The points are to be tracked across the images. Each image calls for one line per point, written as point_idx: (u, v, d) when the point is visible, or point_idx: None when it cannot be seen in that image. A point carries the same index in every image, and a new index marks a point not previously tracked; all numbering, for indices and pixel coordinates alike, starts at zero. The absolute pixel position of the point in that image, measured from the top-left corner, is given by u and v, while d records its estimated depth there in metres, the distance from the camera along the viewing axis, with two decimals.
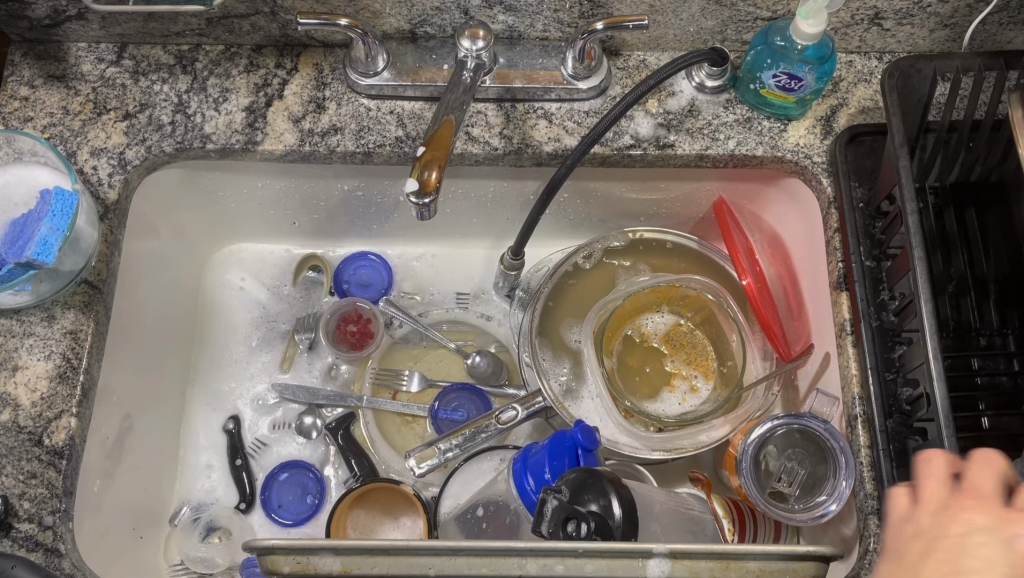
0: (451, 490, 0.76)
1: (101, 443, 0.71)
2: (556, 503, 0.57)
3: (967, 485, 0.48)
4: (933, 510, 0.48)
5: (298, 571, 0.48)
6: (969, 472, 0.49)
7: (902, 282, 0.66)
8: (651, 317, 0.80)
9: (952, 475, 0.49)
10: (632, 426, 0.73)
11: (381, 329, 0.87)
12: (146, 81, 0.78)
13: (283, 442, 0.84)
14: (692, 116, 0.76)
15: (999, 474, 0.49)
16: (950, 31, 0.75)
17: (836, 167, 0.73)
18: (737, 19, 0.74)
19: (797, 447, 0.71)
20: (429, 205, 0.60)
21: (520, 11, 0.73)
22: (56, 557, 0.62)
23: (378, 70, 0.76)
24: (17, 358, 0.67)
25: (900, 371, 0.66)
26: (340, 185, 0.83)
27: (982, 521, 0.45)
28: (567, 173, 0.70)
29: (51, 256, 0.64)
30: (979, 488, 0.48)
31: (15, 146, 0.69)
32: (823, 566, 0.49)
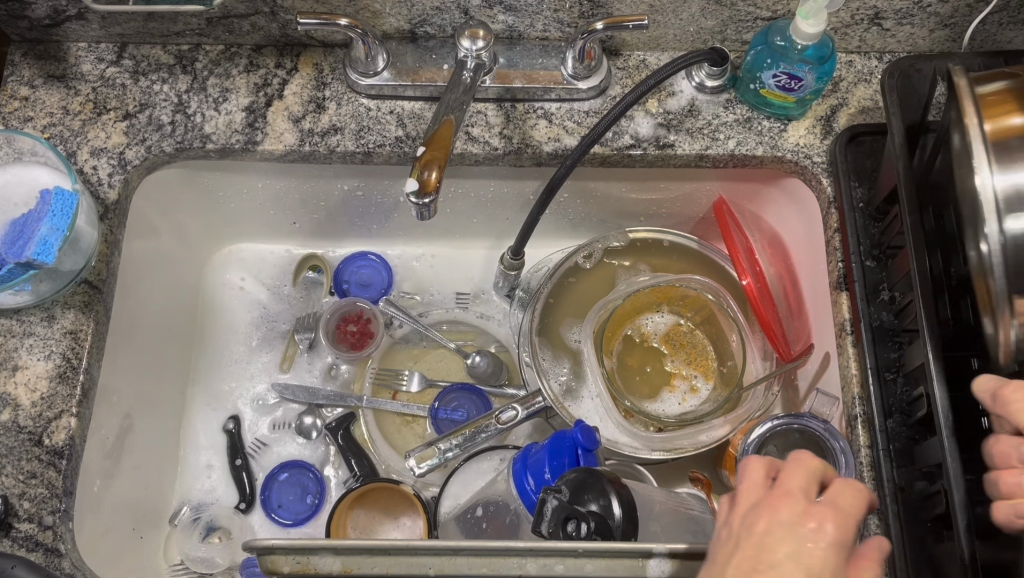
0: (451, 490, 0.76)
1: (101, 443, 0.71)
2: (556, 503, 0.57)
3: (776, 484, 0.48)
4: (746, 510, 0.47)
5: (298, 571, 0.48)
6: (783, 473, 0.49)
7: (901, 282, 0.66)
8: (651, 317, 0.80)
9: (769, 478, 0.49)
10: (632, 425, 0.73)
11: (381, 329, 0.87)
12: (146, 81, 0.77)
13: (283, 443, 0.84)
14: (692, 116, 0.76)
15: (809, 472, 0.49)
16: (949, 31, 0.75)
17: (836, 167, 0.73)
18: (737, 19, 0.74)
19: (797, 447, 0.70)
20: (429, 205, 0.60)
21: (520, 11, 0.73)
22: (56, 557, 0.62)
23: (378, 70, 0.76)
24: (17, 358, 0.67)
25: (900, 371, 0.66)
26: (339, 184, 0.83)
27: (783, 516, 0.46)
28: (567, 172, 0.70)
29: (51, 256, 0.64)
30: (788, 485, 0.48)
31: (15, 146, 0.69)
32: None
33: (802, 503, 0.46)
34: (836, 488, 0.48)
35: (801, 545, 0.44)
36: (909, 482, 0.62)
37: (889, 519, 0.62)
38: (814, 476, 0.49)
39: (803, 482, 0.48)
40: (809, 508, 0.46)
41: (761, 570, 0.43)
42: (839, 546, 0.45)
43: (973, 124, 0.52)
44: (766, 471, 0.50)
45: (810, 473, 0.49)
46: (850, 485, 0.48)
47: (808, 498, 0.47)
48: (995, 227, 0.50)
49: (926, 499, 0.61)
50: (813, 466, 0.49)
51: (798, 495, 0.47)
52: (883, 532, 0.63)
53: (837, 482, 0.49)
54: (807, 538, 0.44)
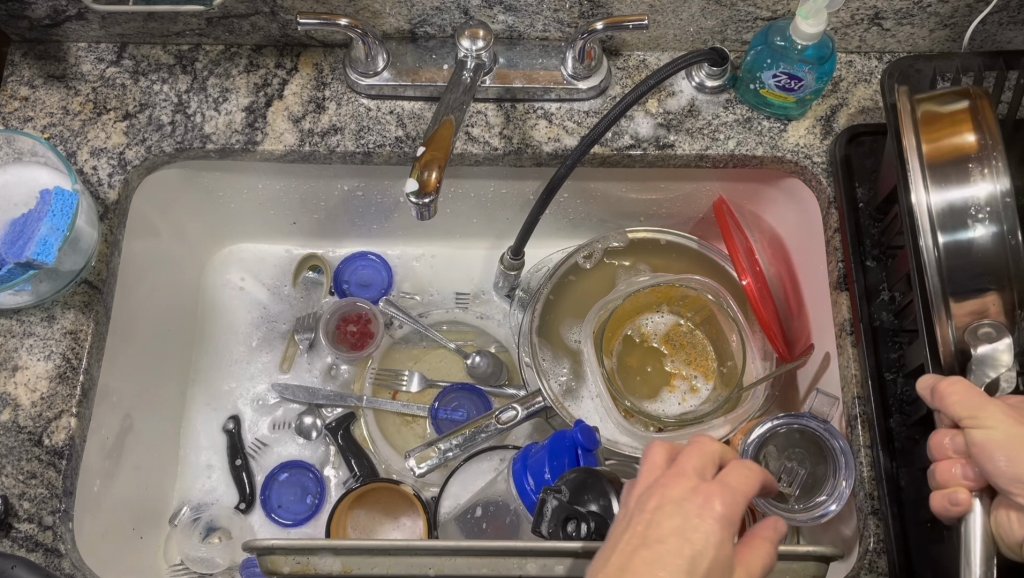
0: (451, 490, 0.75)
1: (101, 443, 0.71)
2: (556, 503, 0.57)
3: (673, 465, 0.48)
4: (641, 491, 0.47)
5: (298, 571, 0.49)
6: (682, 455, 0.49)
7: (902, 282, 0.66)
8: (651, 317, 0.80)
9: (668, 462, 0.49)
10: (632, 426, 0.73)
11: (380, 329, 0.87)
12: (146, 81, 0.78)
13: (283, 443, 0.84)
14: (692, 116, 0.76)
15: (705, 455, 0.49)
16: (949, 31, 0.75)
17: (837, 167, 0.73)
18: (737, 19, 0.74)
19: (796, 447, 0.71)
20: (429, 205, 0.60)
21: (520, 11, 0.73)
22: (56, 557, 0.62)
23: (378, 70, 0.76)
24: (17, 358, 0.67)
25: (901, 371, 0.66)
26: (339, 185, 0.83)
27: (675, 494, 0.46)
28: (566, 173, 0.70)
29: (51, 256, 0.64)
30: (683, 467, 0.48)
31: (15, 146, 0.69)
32: (822, 566, 0.50)
33: (696, 483, 0.47)
34: (730, 469, 0.48)
35: (690, 520, 0.44)
36: (909, 484, 0.62)
37: (889, 519, 0.62)
38: (711, 460, 0.49)
39: (698, 463, 0.48)
40: (699, 486, 0.46)
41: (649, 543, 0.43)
42: (730, 522, 0.45)
43: (913, 147, 0.58)
44: (667, 455, 0.50)
45: (706, 457, 0.49)
46: (745, 464, 0.48)
47: (701, 478, 0.47)
48: (931, 239, 0.56)
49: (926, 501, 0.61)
50: (710, 451, 0.49)
51: (692, 475, 0.47)
52: (883, 532, 0.63)
53: (731, 465, 0.49)
54: (697, 513, 0.44)
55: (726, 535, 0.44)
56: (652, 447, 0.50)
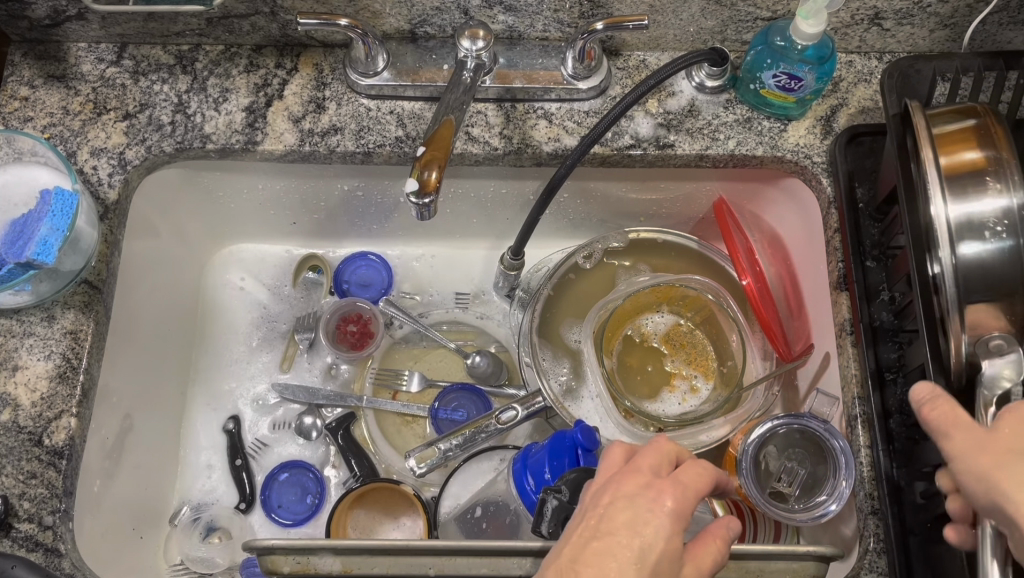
0: (451, 490, 0.76)
1: (101, 444, 0.71)
2: (557, 503, 0.57)
3: (629, 463, 0.51)
4: (597, 486, 0.51)
5: (298, 571, 0.49)
6: (638, 454, 0.52)
7: (902, 282, 0.66)
8: (651, 317, 0.80)
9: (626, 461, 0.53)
10: (632, 425, 0.73)
11: (380, 329, 0.87)
12: (146, 81, 0.78)
13: (284, 443, 0.84)
14: (692, 116, 0.76)
15: (662, 453, 0.52)
16: (949, 31, 0.75)
17: (836, 167, 0.73)
18: (737, 19, 0.74)
19: (797, 447, 0.71)
20: (429, 205, 0.60)
21: (520, 11, 0.73)
22: (56, 557, 0.62)
23: (378, 70, 0.76)
24: (17, 358, 0.67)
25: (901, 371, 0.66)
26: (339, 185, 0.83)
27: (628, 489, 0.49)
28: (566, 173, 0.70)
29: (51, 256, 0.64)
30: (638, 464, 0.51)
31: (15, 146, 0.69)
32: (823, 566, 0.50)
33: (649, 479, 0.50)
34: (684, 467, 0.51)
35: (640, 513, 0.47)
36: (910, 484, 0.62)
37: (889, 519, 0.62)
38: (667, 459, 0.52)
39: (653, 461, 0.51)
40: (652, 483, 0.49)
41: (601, 536, 0.46)
42: (680, 515, 0.48)
43: (929, 158, 0.57)
44: (626, 455, 0.53)
45: (662, 456, 0.52)
46: (697, 462, 0.51)
47: (656, 474, 0.50)
48: (948, 252, 0.55)
49: (926, 501, 0.61)
50: (666, 449, 0.52)
51: (646, 472, 0.50)
52: (883, 532, 0.63)
53: (686, 463, 0.52)
54: (647, 507, 0.47)
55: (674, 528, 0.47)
56: (612, 448, 0.54)
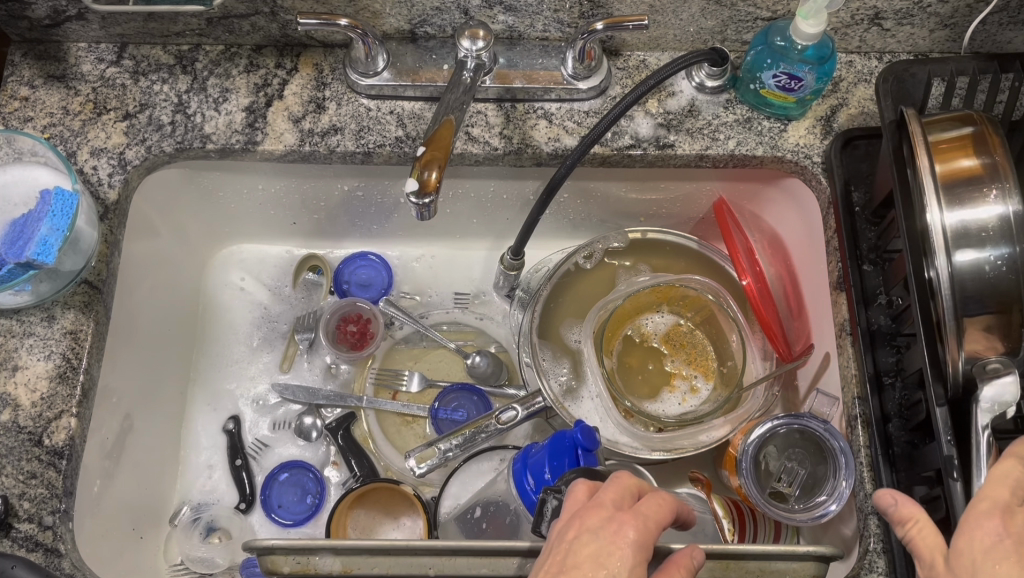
0: (451, 490, 0.76)
1: (101, 443, 0.71)
2: (557, 504, 0.57)
3: (593, 498, 0.51)
4: (563, 521, 0.50)
5: (298, 571, 0.49)
6: (602, 489, 0.52)
7: (898, 285, 0.66)
8: (651, 317, 0.80)
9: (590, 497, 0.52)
10: (632, 426, 0.73)
11: (380, 329, 0.87)
12: (146, 81, 0.78)
13: (284, 443, 0.84)
14: (692, 116, 0.76)
15: (625, 488, 0.51)
16: (950, 31, 0.75)
17: (833, 170, 0.73)
18: (737, 19, 0.74)
19: (797, 447, 0.71)
20: (429, 205, 0.60)
21: (520, 11, 0.73)
22: (56, 557, 0.62)
23: (378, 70, 0.76)
24: (17, 358, 0.67)
25: (898, 375, 0.66)
26: (340, 185, 0.83)
27: (592, 523, 0.48)
28: (566, 173, 0.70)
29: (51, 256, 0.64)
30: (603, 498, 0.50)
31: (15, 146, 0.69)
32: (823, 566, 0.50)
33: (612, 512, 0.49)
34: (646, 499, 0.51)
35: (604, 547, 0.47)
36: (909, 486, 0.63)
37: (889, 519, 0.62)
38: (629, 492, 0.51)
39: (616, 494, 0.50)
40: (615, 517, 0.49)
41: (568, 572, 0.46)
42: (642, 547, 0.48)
43: (925, 168, 0.57)
44: (590, 490, 0.52)
45: (624, 489, 0.51)
46: (657, 496, 0.51)
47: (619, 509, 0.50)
48: (944, 260, 0.55)
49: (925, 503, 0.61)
50: (628, 483, 0.52)
51: (609, 505, 0.50)
52: (883, 532, 0.63)
53: (649, 496, 0.51)
54: (611, 541, 0.47)
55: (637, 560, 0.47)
56: (575, 486, 0.53)
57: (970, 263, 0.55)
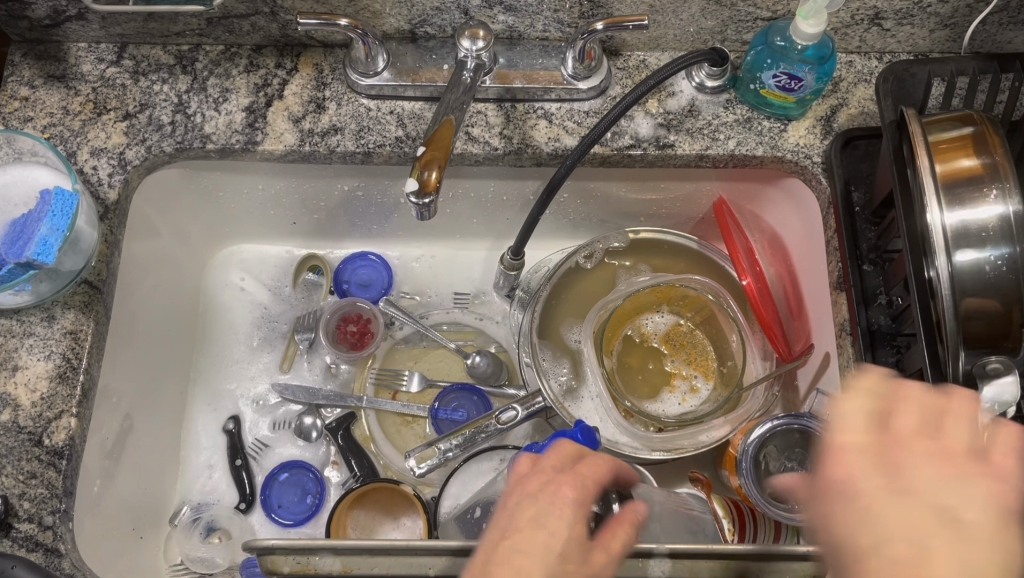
0: (451, 490, 0.76)
1: (101, 443, 0.71)
2: None
3: (535, 465, 0.54)
4: (511, 490, 0.52)
5: (297, 571, 0.49)
6: (542, 458, 0.55)
7: (899, 285, 0.66)
8: (651, 317, 0.80)
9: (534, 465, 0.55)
10: (632, 426, 0.73)
11: (380, 329, 0.87)
12: (146, 81, 0.78)
13: (284, 443, 0.84)
14: (692, 116, 0.76)
15: (563, 454, 0.54)
16: (949, 31, 0.75)
17: (833, 170, 0.73)
18: (737, 19, 0.74)
19: (796, 447, 0.71)
20: (429, 205, 0.60)
21: (520, 11, 0.73)
22: (56, 557, 0.62)
23: (378, 70, 0.76)
24: (17, 358, 0.67)
25: (898, 375, 0.66)
26: (340, 185, 0.83)
27: (532, 488, 0.51)
28: (566, 173, 0.70)
29: (51, 256, 0.64)
30: (543, 466, 0.53)
31: (15, 146, 0.69)
32: (823, 566, 0.50)
33: (552, 476, 0.52)
34: (585, 461, 0.54)
35: (544, 507, 0.49)
36: None
37: None
38: (570, 457, 0.54)
39: (556, 460, 0.54)
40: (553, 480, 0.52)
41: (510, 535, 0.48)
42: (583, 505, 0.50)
43: (924, 167, 0.57)
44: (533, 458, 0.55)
45: (564, 455, 0.54)
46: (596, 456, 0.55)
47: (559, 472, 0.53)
48: (944, 259, 0.55)
49: None
50: (568, 450, 0.55)
51: (549, 470, 0.53)
52: None
53: (588, 458, 0.54)
54: (552, 503, 0.49)
55: (576, 516, 0.49)
56: (519, 459, 0.56)
57: (970, 263, 0.55)
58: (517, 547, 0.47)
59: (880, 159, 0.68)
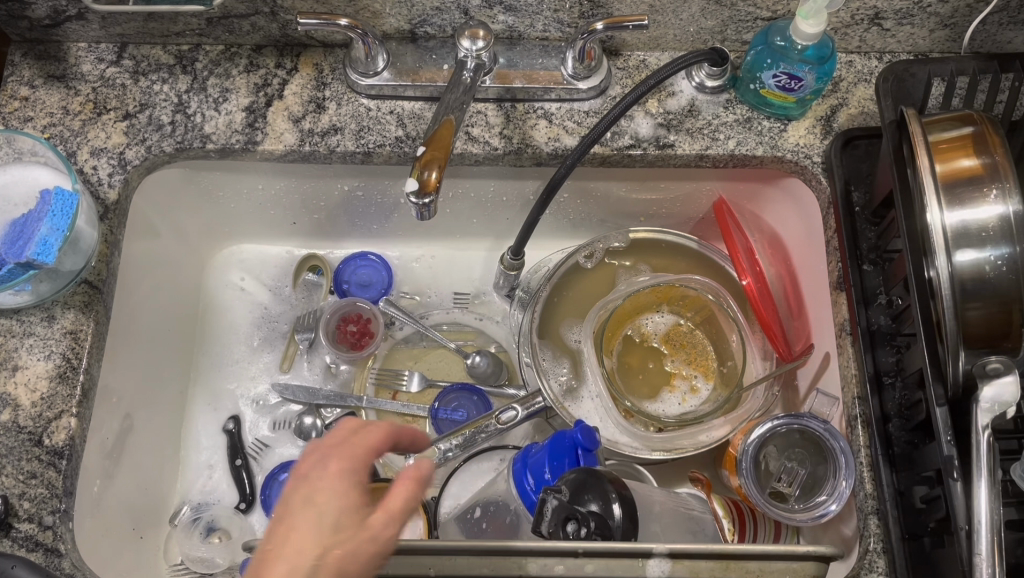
0: (451, 490, 0.77)
1: (101, 443, 0.71)
2: (556, 503, 0.57)
3: (326, 443, 0.50)
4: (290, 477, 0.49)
5: None
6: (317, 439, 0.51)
7: (898, 285, 0.66)
8: (651, 317, 0.80)
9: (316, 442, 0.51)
10: (632, 426, 0.73)
11: (380, 329, 0.87)
12: (146, 81, 0.78)
13: (284, 443, 0.84)
14: (692, 116, 0.76)
15: (331, 434, 0.50)
16: (949, 31, 0.75)
17: (833, 170, 0.73)
18: (737, 19, 0.74)
19: (796, 447, 0.71)
20: (429, 205, 0.60)
21: (520, 11, 0.73)
22: (56, 557, 0.62)
23: (378, 70, 0.76)
24: (17, 358, 0.67)
25: (898, 375, 0.66)
26: (340, 185, 0.83)
27: (298, 473, 0.48)
28: (566, 173, 0.70)
29: (51, 256, 0.64)
30: (319, 447, 0.49)
31: (15, 146, 0.69)
32: (823, 566, 0.50)
33: (323, 452, 0.49)
34: (361, 433, 0.50)
35: (309, 490, 0.47)
36: (909, 487, 0.62)
37: (889, 520, 0.62)
38: (349, 430, 0.51)
39: (333, 437, 0.50)
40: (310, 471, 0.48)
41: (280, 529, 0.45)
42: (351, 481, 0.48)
43: (924, 167, 0.57)
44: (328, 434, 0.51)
45: (344, 431, 0.51)
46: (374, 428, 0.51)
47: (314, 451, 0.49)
48: (944, 259, 0.55)
49: (925, 503, 0.61)
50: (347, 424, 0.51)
51: (321, 449, 0.49)
52: (883, 532, 0.63)
53: (361, 430, 0.51)
54: (319, 484, 0.47)
55: (345, 489, 0.47)
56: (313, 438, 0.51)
57: (971, 263, 0.55)
58: (288, 534, 0.45)
59: (880, 159, 0.68)
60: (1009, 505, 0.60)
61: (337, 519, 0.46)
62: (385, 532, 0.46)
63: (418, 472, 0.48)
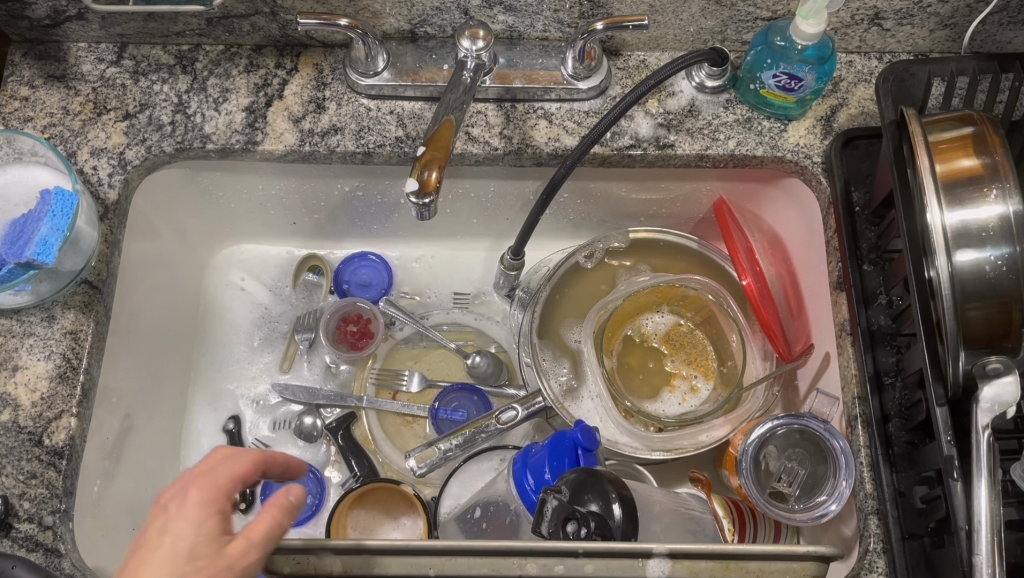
0: (451, 490, 0.76)
1: (101, 444, 0.71)
2: (557, 503, 0.57)
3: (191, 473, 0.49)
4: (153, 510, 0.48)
5: (298, 571, 0.49)
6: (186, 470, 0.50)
7: (898, 285, 0.66)
8: (651, 317, 0.80)
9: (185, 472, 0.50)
10: (632, 426, 0.73)
11: (380, 329, 0.87)
12: (146, 81, 0.78)
13: (284, 444, 0.84)
14: (692, 116, 0.76)
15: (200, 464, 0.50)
16: (949, 31, 0.75)
17: (833, 170, 0.73)
18: (737, 19, 0.74)
19: (796, 447, 0.71)
20: (429, 205, 0.60)
21: (520, 11, 0.73)
22: (56, 557, 0.62)
23: (378, 70, 0.76)
24: (17, 358, 0.67)
25: (898, 375, 0.66)
26: (340, 185, 0.83)
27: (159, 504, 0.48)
28: (566, 173, 0.70)
29: (51, 256, 0.64)
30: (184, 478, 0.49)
31: (15, 146, 0.69)
32: (823, 566, 0.50)
33: (186, 483, 0.48)
34: (229, 461, 0.49)
35: (166, 519, 0.46)
36: (909, 487, 0.63)
37: (889, 520, 0.62)
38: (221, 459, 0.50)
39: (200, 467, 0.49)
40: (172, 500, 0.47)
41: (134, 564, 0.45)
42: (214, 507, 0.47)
43: (924, 167, 0.57)
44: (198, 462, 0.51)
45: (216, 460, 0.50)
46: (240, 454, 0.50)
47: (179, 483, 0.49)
48: (944, 259, 0.55)
49: (926, 503, 0.61)
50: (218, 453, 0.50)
51: (187, 482, 0.48)
52: (883, 532, 0.63)
53: (232, 458, 0.50)
54: (176, 514, 0.46)
55: (203, 517, 0.46)
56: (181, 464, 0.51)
57: (971, 263, 0.55)
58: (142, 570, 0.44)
59: (880, 159, 0.68)
60: (1009, 505, 0.60)
61: (190, 548, 0.45)
62: (245, 559, 0.46)
63: (286, 499, 0.48)
